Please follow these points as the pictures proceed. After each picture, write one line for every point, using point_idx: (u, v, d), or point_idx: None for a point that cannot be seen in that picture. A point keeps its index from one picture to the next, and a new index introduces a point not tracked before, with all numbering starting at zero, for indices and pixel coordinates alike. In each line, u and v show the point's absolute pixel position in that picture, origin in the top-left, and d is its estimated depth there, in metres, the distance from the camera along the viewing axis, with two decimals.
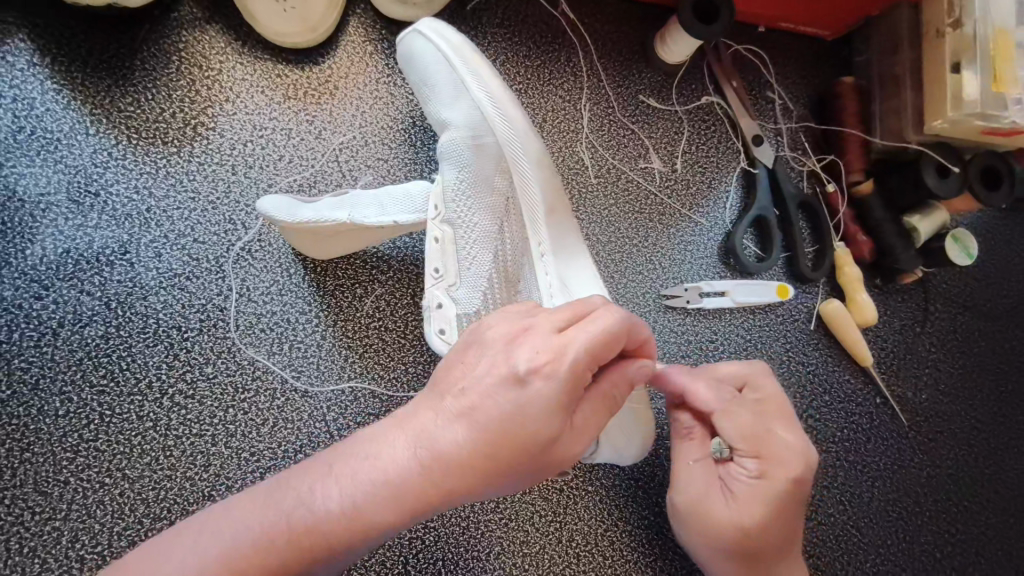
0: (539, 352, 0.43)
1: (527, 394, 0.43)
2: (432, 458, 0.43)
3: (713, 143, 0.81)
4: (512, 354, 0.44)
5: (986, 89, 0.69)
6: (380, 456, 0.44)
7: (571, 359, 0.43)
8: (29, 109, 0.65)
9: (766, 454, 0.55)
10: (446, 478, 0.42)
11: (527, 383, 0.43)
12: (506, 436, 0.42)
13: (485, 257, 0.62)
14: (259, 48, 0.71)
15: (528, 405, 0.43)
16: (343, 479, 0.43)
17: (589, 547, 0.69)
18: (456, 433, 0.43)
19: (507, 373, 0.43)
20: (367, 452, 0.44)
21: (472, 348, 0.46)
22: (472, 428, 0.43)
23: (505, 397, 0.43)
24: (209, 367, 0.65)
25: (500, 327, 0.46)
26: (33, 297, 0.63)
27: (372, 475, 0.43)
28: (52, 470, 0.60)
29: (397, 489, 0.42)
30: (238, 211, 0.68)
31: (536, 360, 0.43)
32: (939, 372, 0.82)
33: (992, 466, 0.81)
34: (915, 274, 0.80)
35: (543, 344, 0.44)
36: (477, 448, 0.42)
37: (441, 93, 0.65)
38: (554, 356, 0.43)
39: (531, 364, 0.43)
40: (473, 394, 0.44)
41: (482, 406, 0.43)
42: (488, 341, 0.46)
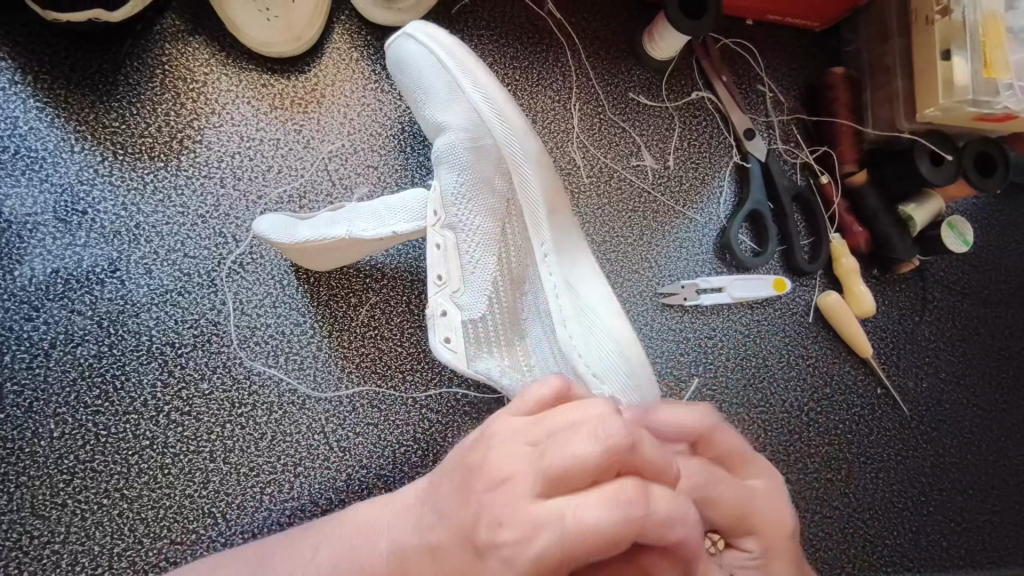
0: (510, 527, 0.32)
1: (483, 570, 0.33)
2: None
3: (705, 138, 0.81)
4: (487, 511, 0.34)
5: (977, 75, 0.68)
6: (366, 547, 0.42)
7: (536, 555, 0.31)
8: (13, 128, 0.64)
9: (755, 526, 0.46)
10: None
11: (485, 557, 0.33)
12: None
13: (489, 260, 0.61)
14: (244, 58, 0.70)
15: None
16: (328, 557, 0.43)
17: None
18: (423, 564, 0.37)
19: (473, 531, 0.34)
20: (364, 534, 0.43)
21: (466, 474, 0.36)
22: (440, 568, 0.36)
23: (472, 565, 0.34)
24: (205, 383, 0.64)
25: (499, 460, 0.35)
26: (24, 318, 0.62)
27: (348, 563, 0.42)
28: (49, 494, 0.60)
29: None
30: (228, 223, 0.67)
31: (499, 534, 0.33)
32: (940, 361, 0.81)
33: (995, 453, 0.81)
34: (914, 263, 0.79)
35: (516, 515, 0.32)
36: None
37: (435, 95, 0.64)
38: (516, 538, 0.32)
39: (492, 538, 0.33)
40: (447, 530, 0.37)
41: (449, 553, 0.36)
42: (477, 474, 0.36)
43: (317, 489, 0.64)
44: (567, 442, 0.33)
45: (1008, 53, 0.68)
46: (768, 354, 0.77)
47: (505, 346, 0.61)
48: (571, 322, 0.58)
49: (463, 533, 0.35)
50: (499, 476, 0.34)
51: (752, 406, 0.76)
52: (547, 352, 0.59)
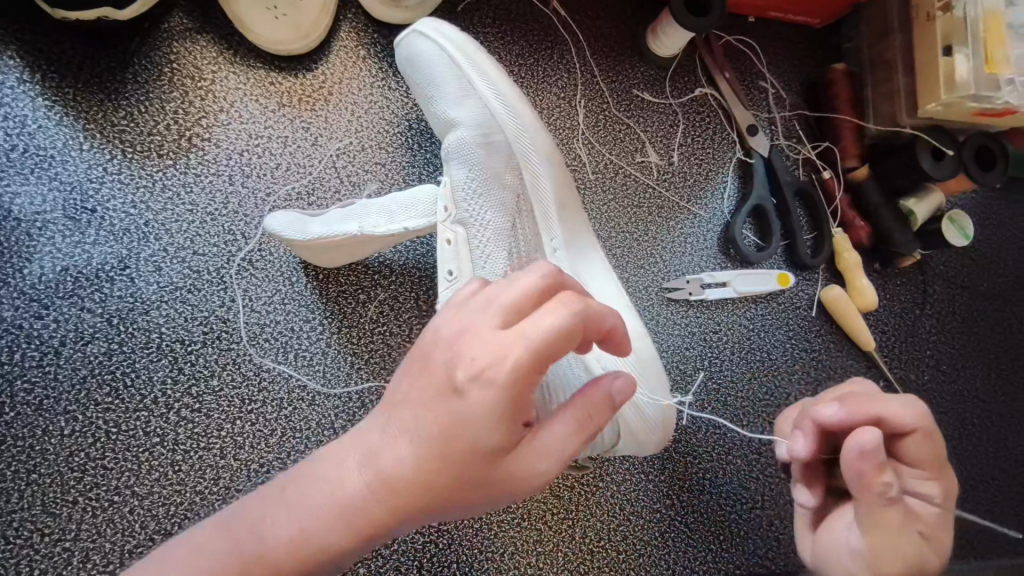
0: (478, 356, 0.37)
1: (465, 403, 0.37)
2: (382, 479, 0.38)
3: (709, 135, 0.81)
4: (455, 360, 0.38)
5: (978, 69, 0.69)
6: (331, 477, 0.39)
7: (515, 356, 0.36)
8: (22, 127, 0.65)
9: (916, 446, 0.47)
10: (401, 506, 0.38)
11: (463, 393, 0.37)
12: (447, 452, 0.37)
13: (500, 254, 0.60)
14: (251, 56, 0.70)
15: (469, 415, 0.37)
16: (299, 502, 0.39)
17: (602, 543, 0.70)
18: (402, 451, 0.38)
19: (443, 382, 0.38)
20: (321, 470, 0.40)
21: (417, 358, 0.39)
22: (425, 444, 0.38)
23: (451, 406, 0.37)
24: (215, 380, 0.65)
25: (445, 323, 0.39)
26: (34, 316, 0.62)
27: (326, 498, 0.39)
28: (61, 491, 0.60)
29: (353, 519, 0.38)
30: (237, 221, 0.68)
31: (475, 366, 0.37)
32: (941, 354, 0.82)
33: (995, 444, 0.82)
34: (913, 257, 0.81)
35: (480, 348, 0.37)
36: (424, 462, 0.38)
37: (446, 91, 0.64)
38: (494, 356, 0.37)
39: (468, 371, 0.37)
40: (417, 406, 0.39)
41: (417, 420, 0.38)
42: (432, 347, 0.39)
43: None
44: (508, 285, 0.39)
45: (1008, 48, 0.69)
46: (771, 348, 0.78)
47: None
48: None
49: (434, 393, 0.38)
50: (451, 334, 0.38)
51: (756, 400, 0.76)
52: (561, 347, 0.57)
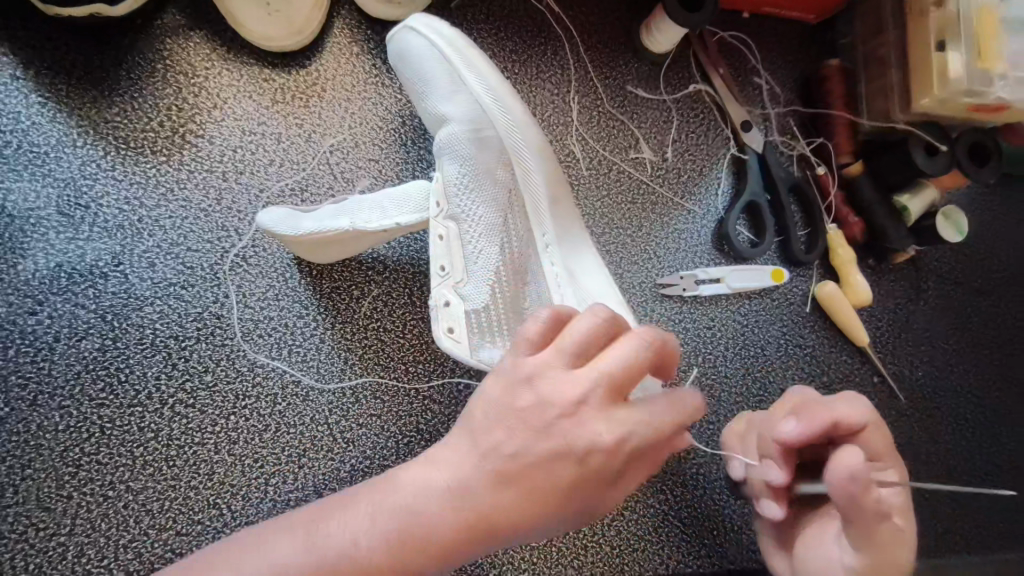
0: (600, 431, 0.41)
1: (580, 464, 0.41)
2: (482, 515, 0.41)
3: (703, 131, 0.81)
4: (574, 430, 0.41)
5: (972, 65, 0.70)
6: (422, 504, 0.41)
7: (637, 438, 0.42)
8: (16, 123, 0.65)
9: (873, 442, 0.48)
10: (492, 537, 0.42)
11: (581, 457, 0.41)
12: (546, 501, 0.42)
13: (492, 249, 0.61)
14: (244, 52, 0.70)
15: (581, 473, 0.42)
16: (392, 528, 0.41)
17: (596, 538, 0.70)
18: (505, 495, 0.41)
19: (559, 445, 0.41)
20: (412, 495, 0.42)
21: (522, 409, 0.42)
22: (529, 491, 0.41)
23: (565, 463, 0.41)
24: (208, 375, 0.65)
25: (558, 387, 0.41)
26: (28, 313, 0.63)
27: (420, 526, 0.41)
28: (55, 486, 0.60)
29: (447, 546, 0.41)
30: (231, 217, 0.68)
31: (597, 439, 0.41)
32: (935, 349, 0.82)
33: (989, 440, 0.82)
34: (908, 253, 0.80)
35: (600, 423, 0.41)
36: (528, 509, 0.41)
37: (438, 86, 0.64)
38: (616, 433, 0.41)
39: (591, 441, 0.41)
40: (528, 458, 0.41)
41: (526, 470, 0.41)
42: (542, 405, 0.41)
43: (322, 480, 0.65)
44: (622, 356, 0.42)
45: (1002, 43, 0.69)
46: (765, 343, 0.78)
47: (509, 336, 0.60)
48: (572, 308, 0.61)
49: (548, 450, 0.41)
50: (568, 402, 0.41)
51: (750, 395, 0.76)
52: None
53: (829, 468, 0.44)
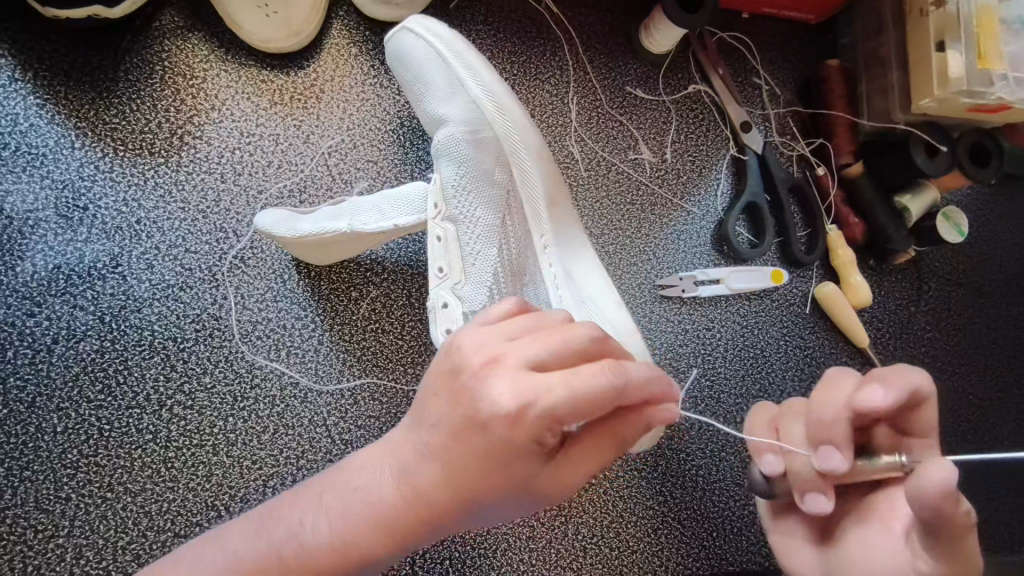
0: (506, 393, 0.38)
1: (488, 435, 0.39)
2: (411, 489, 0.41)
3: (702, 132, 0.81)
4: (480, 392, 0.39)
5: (971, 65, 0.69)
6: (364, 486, 0.42)
7: (545, 403, 0.37)
8: (14, 125, 0.65)
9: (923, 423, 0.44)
10: (426, 515, 0.41)
11: (487, 425, 0.39)
12: (470, 476, 0.40)
13: (490, 250, 0.61)
14: (243, 54, 0.70)
15: (492, 444, 0.39)
16: (333, 510, 0.42)
17: (594, 540, 0.70)
18: (431, 467, 0.41)
19: (470, 411, 0.39)
20: (356, 479, 0.43)
21: (447, 378, 0.41)
22: (451, 462, 0.40)
23: (478, 434, 0.39)
24: (207, 377, 0.65)
25: (476, 351, 0.40)
26: (26, 314, 0.63)
27: (357, 501, 0.42)
28: (54, 488, 0.60)
29: (378, 523, 0.41)
30: (229, 219, 0.68)
31: (501, 403, 0.38)
32: (936, 351, 0.82)
33: (990, 441, 0.82)
34: (909, 254, 0.80)
35: (507, 388, 0.38)
36: (452, 480, 0.40)
37: (435, 88, 0.64)
38: (519, 398, 0.38)
39: (494, 407, 0.38)
40: (447, 427, 0.40)
41: (444, 444, 0.40)
42: (461, 372, 0.40)
43: None
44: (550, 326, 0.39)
45: (1001, 44, 0.69)
46: (765, 345, 0.78)
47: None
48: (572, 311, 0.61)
49: (462, 417, 0.40)
50: (482, 364, 0.40)
51: (750, 396, 0.76)
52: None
53: (918, 483, 0.38)
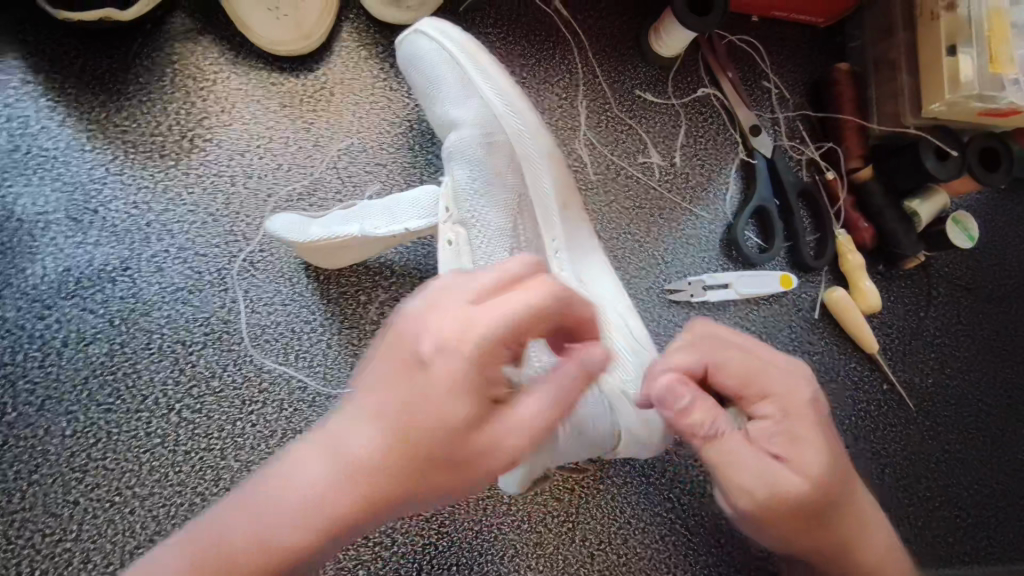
0: (443, 327, 0.39)
1: (426, 377, 0.39)
2: (346, 468, 0.40)
3: (711, 135, 0.81)
4: (419, 332, 0.40)
5: (983, 70, 0.69)
6: (303, 465, 0.41)
7: (482, 331, 0.38)
8: (25, 128, 0.65)
9: (737, 368, 0.51)
10: (373, 481, 0.40)
11: (426, 366, 0.39)
12: (414, 430, 0.39)
13: (502, 253, 0.60)
14: (253, 57, 0.70)
15: (431, 387, 0.39)
16: (270, 500, 0.40)
17: (603, 545, 0.70)
18: (365, 438, 0.40)
19: (409, 353, 0.40)
20: (293, 463, 0.41)
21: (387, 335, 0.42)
22: (385, 430, 0.40)
23: (415, 379, 0.39)
24: (216, 381, 0.65)
25: (415, 297, 0.42)
26: (36, 317, 0.63)
27: (300, 488, 0.40)
28: (63, 491, 0.60)
29: (329, 500, 0.40)
30: (239, 222, 0.68)
31: (440, 339, 0.39)
32: (945, 356, 0.82)
33: (999, 448, 0.81)
34: (918, 258, 0.80)
35: (444, 321, 0.39)
36: (390, 448, 0.39)
37: (448, 91, 0.64)
38: (458, 331, 0.39)
39: (432, 343, 0.39)
40: (385, 383, 0.40)
41: (386, 399, 0.40)
42: (397, 319, 0.42)
43: None
44: (482, 271, 0.41)
45: (1014, 48, 0.68)
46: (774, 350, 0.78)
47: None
48: None
49: (403, 362, 0.40)
50: (419, 306, 0.41)
51: None
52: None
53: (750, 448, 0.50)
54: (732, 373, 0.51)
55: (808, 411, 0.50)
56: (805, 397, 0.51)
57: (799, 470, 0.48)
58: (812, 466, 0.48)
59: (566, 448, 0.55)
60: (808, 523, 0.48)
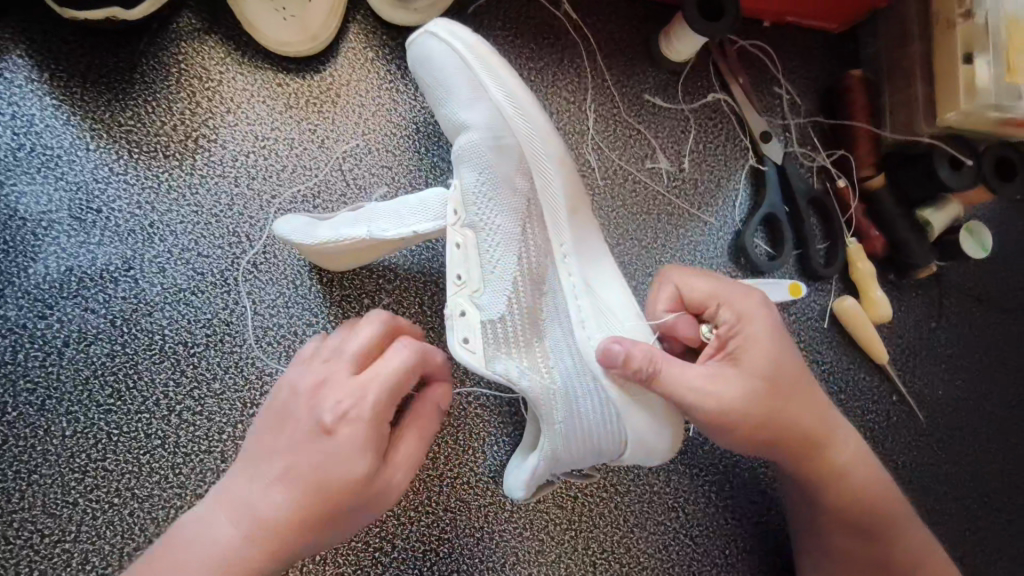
0: (339, 399, 0.48)
1: (336, 438, 0.47)
2: (243, 527, 0.45)
3: (721, 141, 0.80)
4: (316, 405, 0.48)
5: (999, 79, 0.70)
6: (226, 512, 0.46)
7: (374, 394, 0.48)
8: (29, 126, 0.65)
9: (699, 288, 0.59)
10: (298, 524, 0.46)
11: (335, 431, 0.47)
12: (329, 478, 0.46)
13: (510, 258, 0.60)
14: (259, 57, 0.70)
15: (340, 443, 0.47)
16: (203, 546, 0.45)
17: (605, 555, 0.69)
18: (276, 497, 0.46)
19: (317, 422, 0.47)
20: (215, 514, 0.46)
21: (279, 409, 0.49)
22: (275, 487, 0.46)
23: (324, 441, 0.47)
24: (216, 382, 0.64)
25: (305, 378, 0.50)
26: (37, 316, 0.62)
27: (227, 534, 0.45)
28: (61, 492, 0.60)
29: (262, 542, 0.45)
30: (242, 223, 0.67)
31: (339, 407, 0.48)
32: (957, 368, 0.80)
33: (1012, 461, 0.80)
34: (931, 268, 0.78)
35: (343, 392, 0.48)
36: (303, 503, 0.46)
37: (459, 93, 0.63)
38: (357, 398, 0.48)
39: (336, 413, 0.47)
40: (296, 448, 0.47)
41: (298, 462, 0.46)
42: (291, 395, 0.49)
43: None
44: (355, 335, 0.52)
45: None
46: None
47: (525, 350, 0.59)
48: (590, 323, 0.57)
49: (312, 429, 0.47)
50: (312, 386, 0.49)
51: None
52: (566, 354, 0.58)
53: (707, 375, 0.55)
54: (696, 293, 0.59)
55: (763, 317, 0.58)
56: (757, 309, 0.58)
57: (746, 374, 0.56)
58: (756, 367, 0.56)
59: (573, 448, 0.58)
60: (771, 429, 0.57)
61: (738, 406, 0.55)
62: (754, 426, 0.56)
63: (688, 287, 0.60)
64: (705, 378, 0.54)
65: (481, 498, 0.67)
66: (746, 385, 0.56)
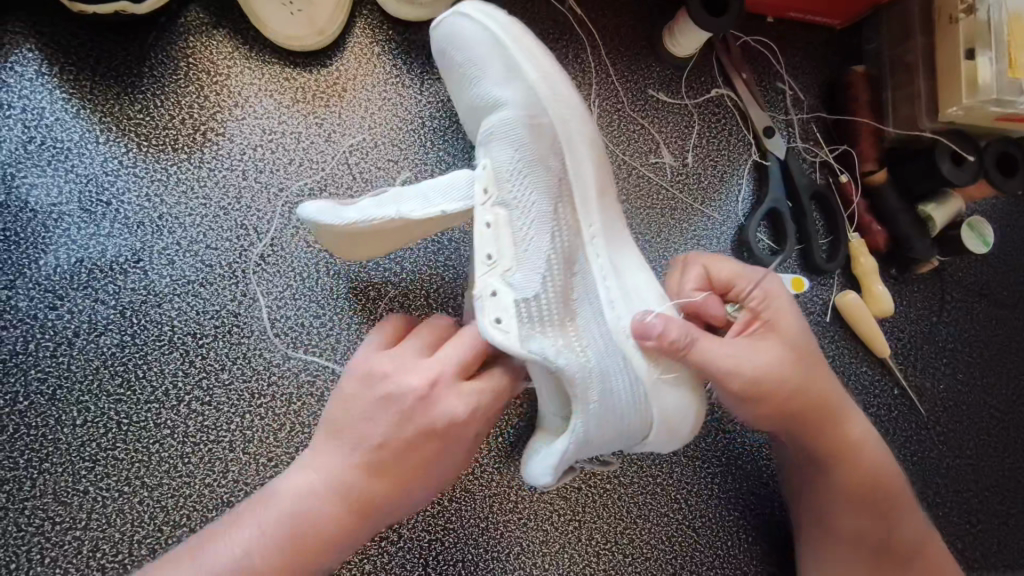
0: (452, 406, 0.53)
1: (442, 438, 0.53)
2: (351, 500, 0.51)
3: (724, 136, 0.81)
4: (430, 407, 0.53)
5: (1001, 74, 0.69)
6: (336, 484, 0.51)
7: (480, 406, 0.54)
8: (40, 119, 0.65)
9: (725, 270, 0.64)
10: (395, 503, 0.53)
11: (441, 433, 0.53)
12: (429, 472, 0.53)
13: (543, 237, 0.58)
14: (266, 52, 0.71)
15: (445, 445, 0.54)
16: (313, 509, 0.51)
17: (609, 545, 0.69)
18: (380, 480, 0.52)
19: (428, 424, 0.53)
20: (322, 482, 0.52)
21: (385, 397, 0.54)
22: (382, 472, 0.52)
23: (433, 442, 0.53)
24: (225, 373, 0.65)
25: (412, 375, 0.54)
26: (48, 307, 0.63)
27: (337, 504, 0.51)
28: (71, 481, 0.60)
29: (364, 515, 0.52)
30: (250, 216, 0.68)
31: (449, 413, 0.53)
32: (957, 362, 0.81)
33: (1012, 455, 0.80)
34: (932, 263, 0.79)
35: (453, 400, 0.54)
36: (403, 489, 0.53)
37: (492, 73, 0.62)
38: (466, 409, 0.54)
39: (445, 418, 0.53)
40: (404, 440, 0.53)
41: (407, 454, 0.52)
42: (399, 389, 0.54)
43: None
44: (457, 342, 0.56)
45: None
46: None
47: (558, 331, 0.57)
48: (620, 304, 0.58)
49: (422, 429, 0.53)
50: (423, 386, 0.54)
51: None
52: (597, 333, 0.57)
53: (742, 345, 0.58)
54: (722, 276, 0.64)
55: (787, 297, 0.63)
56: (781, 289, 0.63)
57: (778, 344, 0.60)
58: (785, 338, 0.60)
59: (599, 431, 0.55)
60: (802, 399, 0.60)
61: (773, 373, 0.58)
62: (785, 393, 0.59)
63: (713, 271, 0.64)
64: (741, 347, 0.58)
65: (486, 489, 0.68)
66: (778, 354, 0.59)
